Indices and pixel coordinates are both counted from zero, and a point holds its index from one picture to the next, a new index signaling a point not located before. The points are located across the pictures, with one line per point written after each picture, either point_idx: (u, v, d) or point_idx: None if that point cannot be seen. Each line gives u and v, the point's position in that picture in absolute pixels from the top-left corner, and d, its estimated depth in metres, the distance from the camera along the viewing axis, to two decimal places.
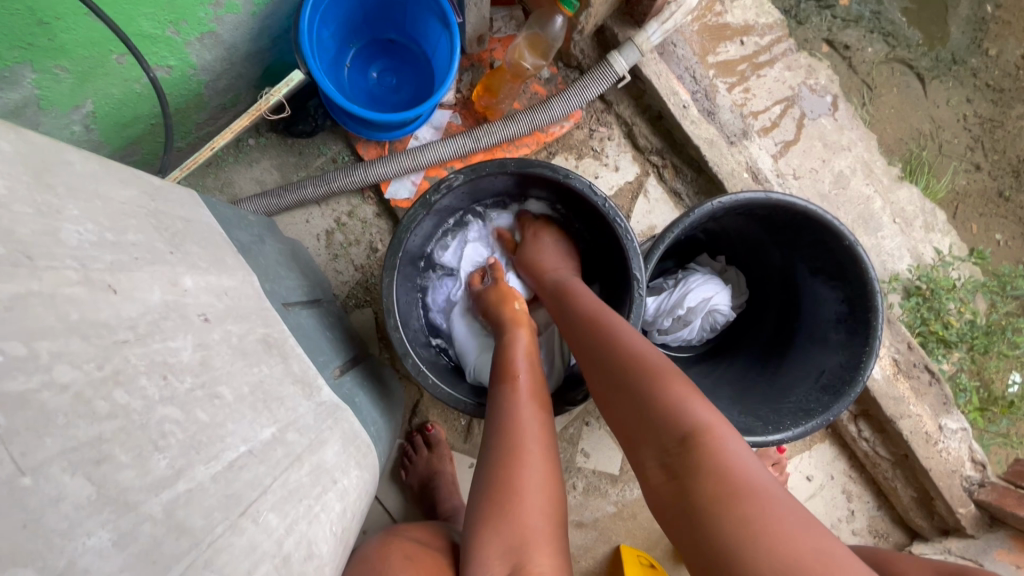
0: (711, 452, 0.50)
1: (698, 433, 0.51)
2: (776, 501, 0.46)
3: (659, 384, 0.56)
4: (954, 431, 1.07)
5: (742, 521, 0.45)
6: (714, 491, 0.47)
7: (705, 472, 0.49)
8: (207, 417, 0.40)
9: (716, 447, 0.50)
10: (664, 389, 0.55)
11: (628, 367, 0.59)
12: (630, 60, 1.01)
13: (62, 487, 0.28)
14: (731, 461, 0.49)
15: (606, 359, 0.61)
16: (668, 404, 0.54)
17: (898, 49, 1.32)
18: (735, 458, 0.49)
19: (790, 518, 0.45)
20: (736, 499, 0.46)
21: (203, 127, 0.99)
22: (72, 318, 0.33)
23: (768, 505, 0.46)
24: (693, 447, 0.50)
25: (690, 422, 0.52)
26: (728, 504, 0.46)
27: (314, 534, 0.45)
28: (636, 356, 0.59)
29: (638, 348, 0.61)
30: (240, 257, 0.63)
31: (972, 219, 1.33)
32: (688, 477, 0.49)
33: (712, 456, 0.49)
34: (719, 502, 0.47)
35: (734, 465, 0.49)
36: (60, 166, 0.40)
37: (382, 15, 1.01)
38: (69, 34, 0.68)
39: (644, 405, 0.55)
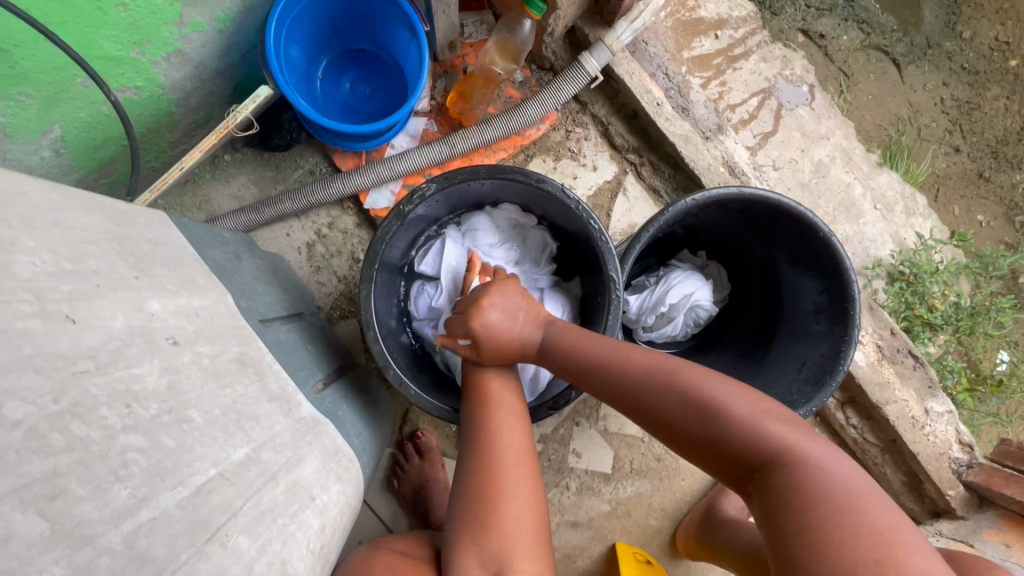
0: (787, 472, 0.54)
1: (779, 456, 0.55)
2: (869, 497, 0.51)
3: (711, 409, 0.58)
4: (940, 414, 1.07)
5: (833, 535, 0.48)
6: (803, 507, 0.51)
7: (784, 498, 0.52)
8: (174, 442, 0.40)
9: (795, 466, 0.54)
10: (713, 409, 0.58)
11: (675, 396, 0.60)
12: (601, 61, 1.02)
13: (12, 525, 0.27)
14: (808, 475, 0.53)
15: (653, 393, 0.62)
16: (730, 423, 0.57)
17: (873, 36, 1.33)
18: (823, 472, 0.53)
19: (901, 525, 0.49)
20: (828, 507, 0.50)
21: (177, 146, 0.99)
22: (26, 352, 0.32)
23: (861, 512, 0.49)
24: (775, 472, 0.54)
25: (772, 447, 0.55)
26: (813, 523, 0.49)
27: (289, 553, 0.45)
28: (683, 380, 0.61)
29: (688, 373, 0.61)
30: (213, 276, 0.63)
31: (952, 202, 1.34)
32: (774, 502, 0.53)
33: (788, 482, 0.53)
34: (797, 526, 0.50)
35: (825, 479, 0.52)
36: (14, 197, 0.39)
37: (351, 26, 1.01)
38: (30, 60, 0.67)
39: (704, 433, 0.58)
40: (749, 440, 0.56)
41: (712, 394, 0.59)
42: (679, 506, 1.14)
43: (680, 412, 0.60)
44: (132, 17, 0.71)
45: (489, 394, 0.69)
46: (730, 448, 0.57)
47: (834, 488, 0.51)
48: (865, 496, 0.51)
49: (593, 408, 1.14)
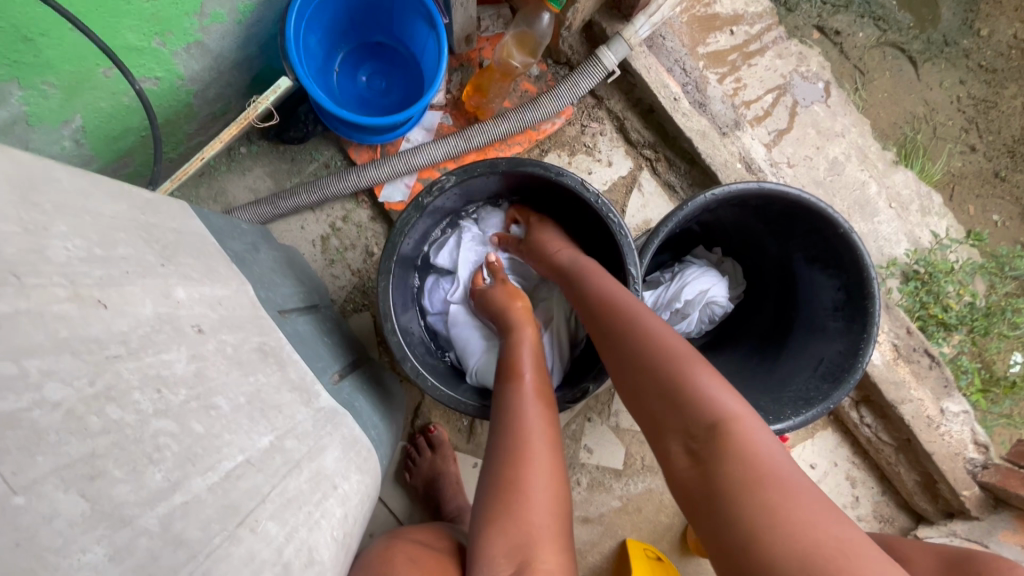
0: (737, 438, 0.50)
1: (724, 422, 0.51)
2: (804, 491, 0.46)
3: (679, 370, 0.55)
4: (956, 414, 1.06)
5: (776, 511, 0.44)
6: (742, 483, 0.47)
7: (730, 462, 0.48)
8: (203, 428, 0.40)
9: (740, 442, 0.49)
10: (679, 369, 0.56)
11: (639, 351, 0.60)
12: (619, 55, 1.01)
13: (54, 504, 0.28)
14: (755, 448, 0.49)
15: (625, 354, 0.61)
16: (689, 387, 0.54)
17: (889, 33, 1.32)
18: (762, 448, 0.49)
19: (828, 515, 0.44)
20: (764, 486, 0.46)
21: (194, 137, 0.99)
22: (62, 335, 0.33)
23: (792, 495, 0.46)
24: (720, 437, 0.50)
25: (716, 412, 0.52)
26: (751, 492, 0.46)
27: (314, 540, 0.45)
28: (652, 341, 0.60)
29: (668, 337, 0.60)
30: (234, 266, 0.63)
31: (968, 201, 1.33)
32: (710, 464, 0.49)
33: (733, 450, 0.49)
34: (733, 496, 0.47)
35: (766, 457, 0.49)
36: (47, 182, 0.40)
37: (369, 18, 1.01)
38: (54, 49, 0.68)
39: (664, 390, 0.55)
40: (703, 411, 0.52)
41: (679, 360, 0.56)
42: None
43: (644, 365, 0.58)
44: (154, 8, 0.71)
45: (523, 381, 0.69)
46: (685, 408, 0.53)
47: (771, 477, 0.47)
48: (792, 483, 0.47)
49: (605, 404, 1.14)
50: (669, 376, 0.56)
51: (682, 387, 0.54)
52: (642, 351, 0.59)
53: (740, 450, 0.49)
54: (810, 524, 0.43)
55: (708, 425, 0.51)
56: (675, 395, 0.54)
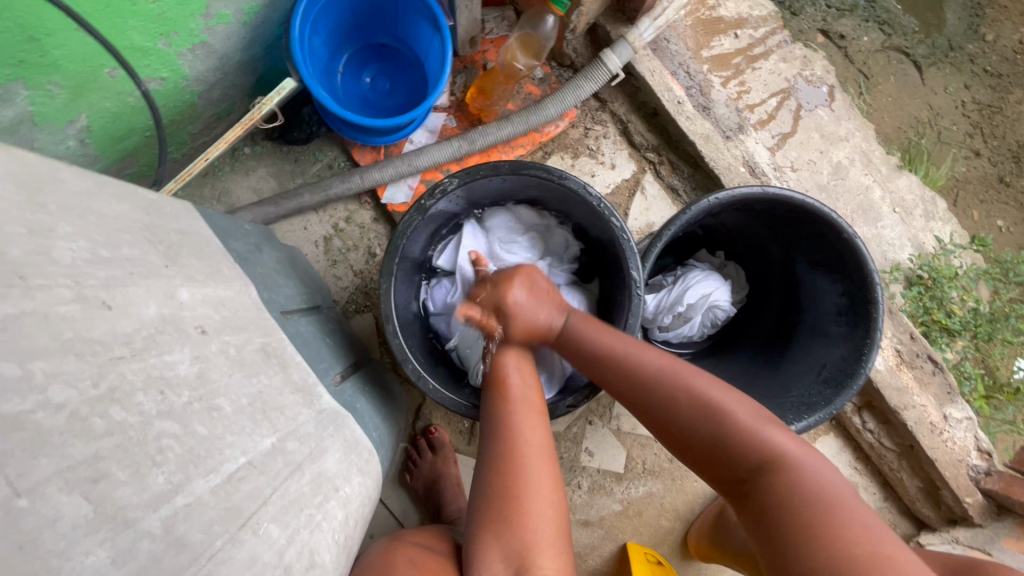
0: (790, 472, 0.57)
1: (773, 459, 0.58)
2: (846, 510, 0.53)
3: (730, 422, 0.61)
4: (959, 420, 1.06)
5: (838, 527, 0.52)
6: (800, 517, 0.54)
7: (785, 493, 0.56)
8: (206, 429, 0.40)
9: (794, 475, 0.57)
10: (725, 418, 0.62)
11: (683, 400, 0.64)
12: (623, 58, 1.01)
13: (57, 506, 0.28)
14: (808, 481, 0.56)
15: (662, 411, 0.65)
16: (736, 432, 0.61)
17: (894, 37, 1.32)
18: (812, 477, 0.56)
19: (873, 524, 0.52)
20: (819, 507, 0.54)
21: (198, 137, 0.99)
22: (67, 336, 0.33)
23: (838, 518, 0.53)
24: (774, 472, 0.58)
25: (765, 451, 0.59)
26: (810, 513, 0.54)
27: (316, 543, 0.45)
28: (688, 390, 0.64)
29: (697, 381, 0.65)
30: (237, 267, 0.63)
31: (972, 206, 1.32)
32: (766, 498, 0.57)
33: (787, 484, 0.56)
34: (795, 526, 0.53)
35: (818, 484, 0.56)
36: (53, 183, 0.40)
37: (373, 20, 1.01)
38: (60, 49, 0.68)
39: (715, 438, 0.61)
40: (754, 453, 0.59)
41: (725, 403, 0.62)
42: (691, 508, 1.13)
43: (690, 420, 0.63)
44: (160, 9, 0.72)
45: (510, 390, 0.69)
46: (737, 453, 0.60)
47: (828, 502, 0.54)
48: (841, 503, 0.54)
49: (607, 407, 1.14)
50: (719, 425, 0.61)
51: (733, 435, 0.60)
52: (678, 405, 0.64)
53: (793, 483, 0.56)
54: (865, 538, 0.51)
55: (757, 463, 0.59)
56: (725, 441, 0.61)
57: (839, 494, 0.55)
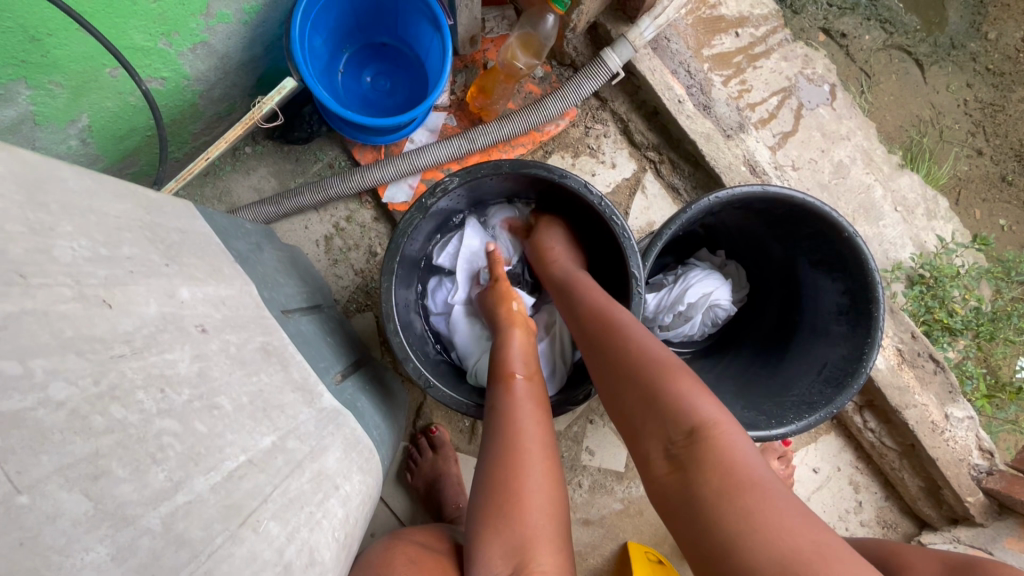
0: (716, 447, 0.50)
1: (701, 429, 0.51)
2: (772, 491, 0.47)
3: (660, 383, 0.55)
4: (960, 419, 1.06)
5: (751, 514, 0.45)
6: (715, 498, 0.47)
7: (706, 465, 0.49)
8: (206, 427, 0.40)
9: (718, 451, 0.50)
10: (661, 377, 0.56)
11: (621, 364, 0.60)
12: (623, 57, 1.01)
13: (58, 504, 0.28)
14: (731, 458, 0.49)
15: (609, 371, 0.61)
16: (665, 394, 0.54)
17: (896, 35, 1.31)
18: (738, 457, 0.49)
19: (794, 510, 0.45)
20: (735, 488, 0.47)
21: (199, 137, 1.00)
22: (67, 334, 0.33)
23: (759, 493, 0.46)
24: (700, 443, 0.50)
25: (693, 418, 0.52)
26: (724, 493, 0.47)
27: (316, 541, 0.45)
28: (628, 352, 0.61)
29: (644, 347, 0.61)
30: (237, 265, 0.63)
31: (974, 205, 1.32)
32: (687, 465, 0.50)
33: (709, 457, 0.49)
34: (715, 496, 0.47)
35: (742, 465, 0.48)
36: (53, 182, 0.40)
37: (374, 20, 1.01)
38: (62, 49, 0.68)
39: (643, 397, 0.56)
40: (685, 417, 0.52)
41: (658, 366, 0.57)
42: None
43: (626, 381, 0.59)
44: (161, 8, 0.72)
45: (513, 383, 0.69)
46: (661, 412, 0.54)
47: (755, 489, 0.47)
48: (764, 484, 0.47)
49: None
50: (649, 385, 0.56)
51: (661, 396, 0.54)
52: (620, 365, 0.60)
53: (718, 457, 0.49)
54: (779, 526, 0.44)
55: (683, 433, 0.52)
56: (652, 400, 0.55)
57: (764, 479, 0.48)
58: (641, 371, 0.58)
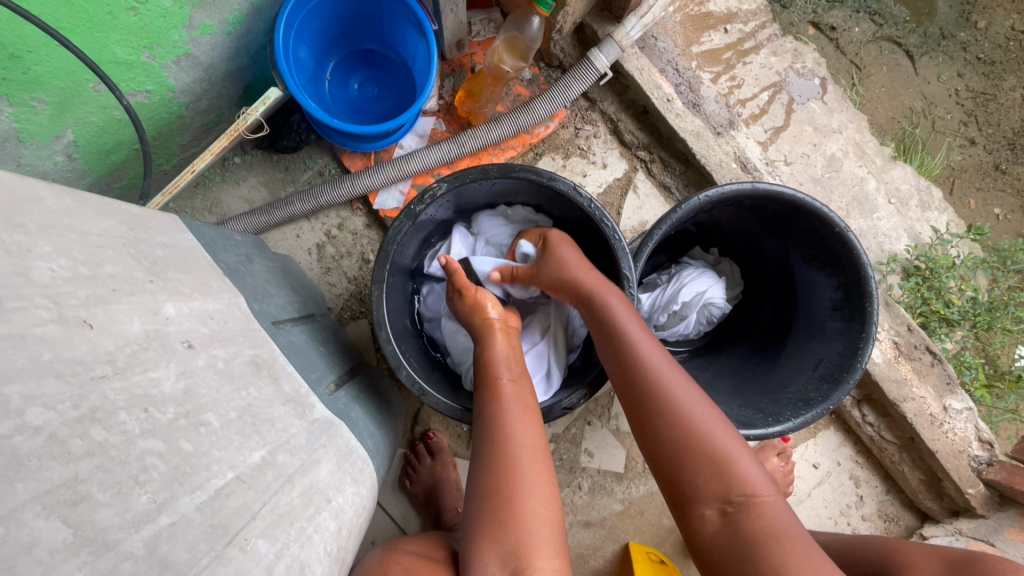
0: (769, 515, 0.55)
1: (754, 500, 0.56)
2: (819, 555, 0.53)
3: (717, 450, 0.59)
4: (959, 411, 1.05)
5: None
6: (769, 564, 0.52)
7: (761, 529, 0.55)
8: (192, 446, 0.40)
9: (771, 514, 0.55)
10: (716, 443, 0.59)
11: (670, 426, 0.61)
12: (611, 57, 1.00)
13: (34, 532, 0.28)
14: (784, 524, 0.55)
15: (657, 427, 0.62)
16: (717, 461, 0.59)
17: (885, 27, 1.31)
18: (791, 525, 0.55)
19: (834, 572, 0.52)
20: (790, 550, 0.53)
21: (187, 148, 0.99)
22: (45, 357, 0.32)
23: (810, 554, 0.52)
24: (756, 508, 0.56)
25: (747, 487, 0.57)
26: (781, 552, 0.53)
27: (307, 557, 0.45)
28: (676, 409, 0.62)
29: (692, 407, 0.62)
30: (227, 278, 0.63)
31: (968, 194, 1.32)
32: (745, 529, 0.55)
33: (765, 520, 0.55)
34: (770, 554, 0.53)
35: (795, 532, 0.55)
36: (32, 203, 0.39)
37: (359, 26, 1.01)
38: (43, 66, 0.68)
39: (699, 463, 0.59)
40: (740, 483, 0.57)
41: (709, 428, 0.60)
42: None
43: (679, 444, 0.60)
44: (142, 22, 0.71)
45: (500, 387, 0.69)
46: (718, 479, 0.58)
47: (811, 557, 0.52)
48: (811, 546, 0.53)
49: (605, 406, 1.14)
50: (707, 449, 0.59)
51: (722, 464, 0.58)
52: (670, 426, 0.61)
53: (771, 522, 0.55)
54: None
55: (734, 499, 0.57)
56: (710, 462, 0.59)
57: (813, 543, 0.54)
58: (691, 431, 0.60)
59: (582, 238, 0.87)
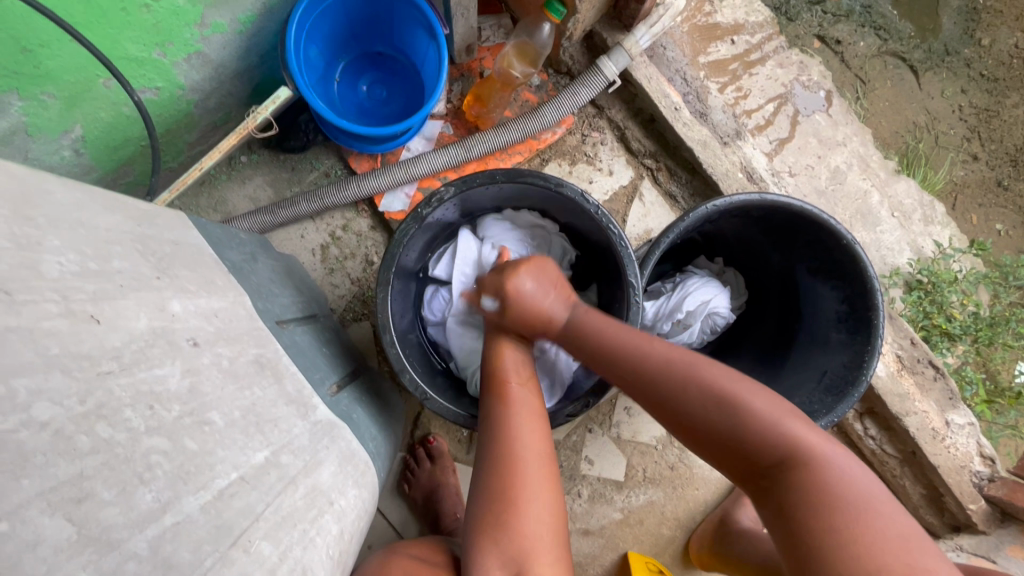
0: (812, 474, 0.53)
1: (798, 460, 0.54)
2: (874, 513, 0.50)
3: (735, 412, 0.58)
4: (961, 426, 1.05)
5: (861, 549, 0.47)
6: (829, 530, 0.49)
7: (801, 491, 0.53)
8: (197, 445, 0.39)
9: (812, 470, 0.53)
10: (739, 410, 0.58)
11: (693, 391, 0.60)
12: (619, 65, 1.01)
13: (39, 530, 0.27)
14: (830, 483, 0.52)
15: (668, 394, 0.61)
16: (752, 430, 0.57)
17: (890, 42, 1.32)
18: (843, 481, 0.52)
19: (907, 531, 0.49)
20: (833, 510, 0.50)
21: (194, 146, 0.99)
22: (53, 352, 0.32)
23: (867, 516, 0.49)
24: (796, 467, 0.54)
25: (790, 446, 0.55)
26: (827, 511, 0.50)
27: (309, 560, 0.44)
28: (687, 377, 0.61)
29: (710, 373, 0.60)
30: (232, 277, 0.62)
31: (971, 210, 1.32)
32: (787, 502, 0.53)
33: (809, 476, 0.53)
34: (814, 511, 0.51)
35: (851, 488, 0.52)
36: (42, 196, 0.39)
37: (370, 29, 1.01)
38: (54, 60, 0.68)
39: (723, 427, 0.58)
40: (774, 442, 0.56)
41: (725, 391, 0.59)
42: (692, 516, 1.12)
43: (706, 416, 0.59)
44: (155, 19, 0.71)
45: (507, 393, 0.68)
46: (756, 445, 0.56)
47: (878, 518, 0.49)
48: (869, 503, 0.50)
49: (606, 414, 1.13)
50: (721, 410, 0.58)
51: (747, 426, 0.57)
52: (684, 394, 0.60)
53: (818, 485, 0.52)
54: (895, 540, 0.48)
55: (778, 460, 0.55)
56: (731, 429, 0.58)
57: (877, 499, 0.51)
58: (706, 391, 0.59)
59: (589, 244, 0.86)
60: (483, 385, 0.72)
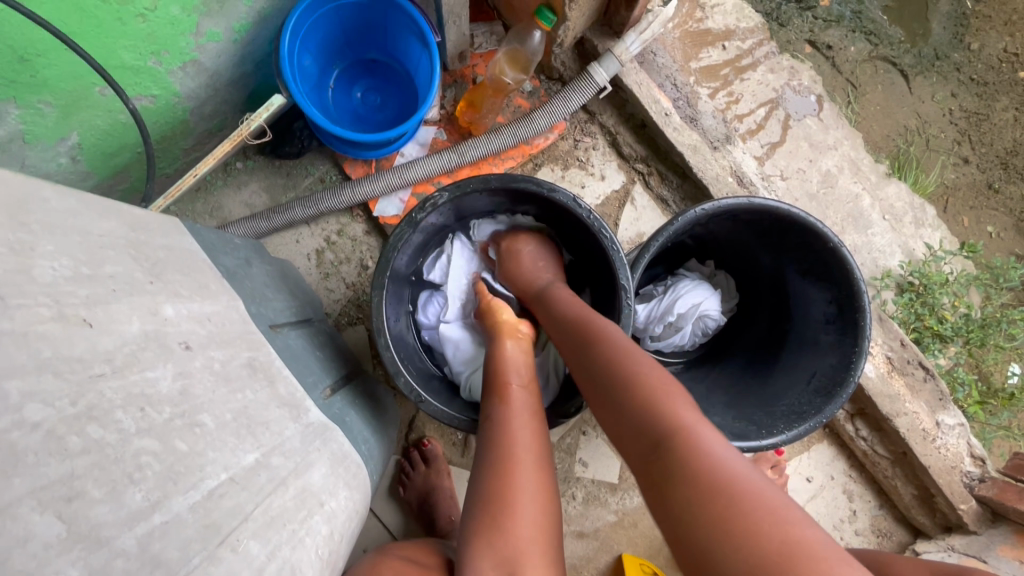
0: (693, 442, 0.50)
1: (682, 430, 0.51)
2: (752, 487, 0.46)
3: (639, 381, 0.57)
4: (951, 426, 1.06)
5: (728, 511, 0.44)
6: (699, 491, 0.46)
7: (681, 453, 0.50)
8: (187, 446, 0.40)
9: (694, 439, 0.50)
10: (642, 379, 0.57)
11: (608, 358, 0.62)
12: (610, 71, 1.03)
13: (29, 527, 0.28)
14: (711, 452, 0.49)
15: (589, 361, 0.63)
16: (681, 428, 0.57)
17: (880, 47, 1.33)
18: (727, 458, 0.48)
19: (794, 519, 0.43)
20: (705, 472, 0.47)
21: (190, 152, 1.00)
22: (45, 355, 0.33)
23: (739, 485, 0.46)
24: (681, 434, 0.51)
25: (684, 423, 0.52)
26: (702, 472, 0.47)
27: (298, 559, 0.45)
28: (609, 347, 0.63)
29: (627, 350, 0.62)
30: (225, 281, 0.63)
31: (961, 213, 1.34)
32: (664, 467, 0.50)
33: (689, 444, 0.50)
34: (686, 473, 0.48)
35: (731, 465, 0.48)
36: (36, 203, 0.40)
37: (364, 36, 1.02)
38: (51, 69, 0.69)
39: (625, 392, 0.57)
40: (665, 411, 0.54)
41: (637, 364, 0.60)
42: None
43: (613, 383, 0.59)
44: (150, 28, 0.73)
45: (508, 394, 0.70)
46: (647, 415, 0.54)
47: (762, 505, 0.44)
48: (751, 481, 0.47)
49: None
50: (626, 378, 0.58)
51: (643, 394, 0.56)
52: (600, 360, 0.62)
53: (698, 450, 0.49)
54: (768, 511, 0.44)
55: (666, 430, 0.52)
56: (632, 395, 0.57)
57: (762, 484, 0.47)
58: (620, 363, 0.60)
59: (581, 247, 0.87)
60: (484, 387, 0.74)
